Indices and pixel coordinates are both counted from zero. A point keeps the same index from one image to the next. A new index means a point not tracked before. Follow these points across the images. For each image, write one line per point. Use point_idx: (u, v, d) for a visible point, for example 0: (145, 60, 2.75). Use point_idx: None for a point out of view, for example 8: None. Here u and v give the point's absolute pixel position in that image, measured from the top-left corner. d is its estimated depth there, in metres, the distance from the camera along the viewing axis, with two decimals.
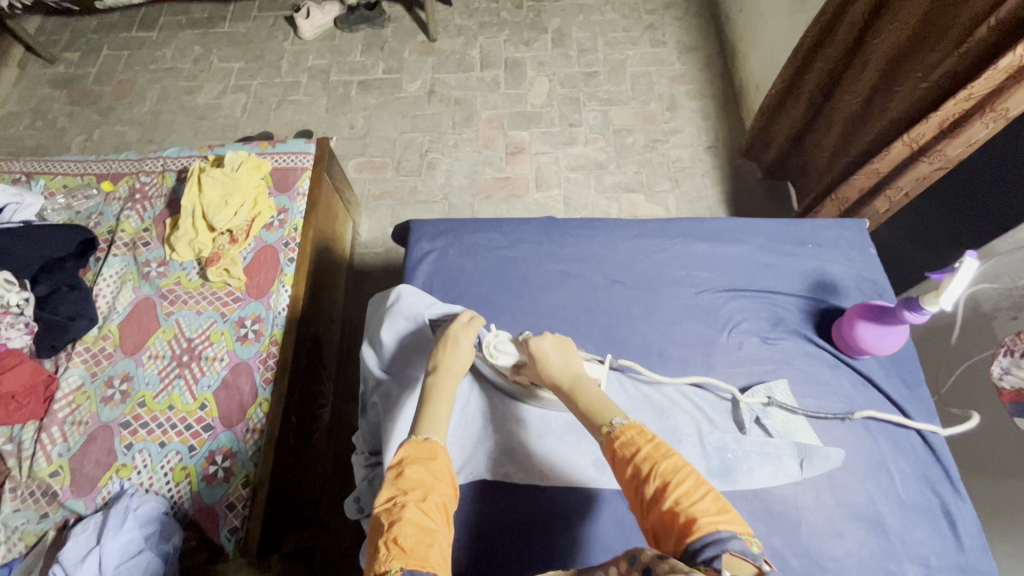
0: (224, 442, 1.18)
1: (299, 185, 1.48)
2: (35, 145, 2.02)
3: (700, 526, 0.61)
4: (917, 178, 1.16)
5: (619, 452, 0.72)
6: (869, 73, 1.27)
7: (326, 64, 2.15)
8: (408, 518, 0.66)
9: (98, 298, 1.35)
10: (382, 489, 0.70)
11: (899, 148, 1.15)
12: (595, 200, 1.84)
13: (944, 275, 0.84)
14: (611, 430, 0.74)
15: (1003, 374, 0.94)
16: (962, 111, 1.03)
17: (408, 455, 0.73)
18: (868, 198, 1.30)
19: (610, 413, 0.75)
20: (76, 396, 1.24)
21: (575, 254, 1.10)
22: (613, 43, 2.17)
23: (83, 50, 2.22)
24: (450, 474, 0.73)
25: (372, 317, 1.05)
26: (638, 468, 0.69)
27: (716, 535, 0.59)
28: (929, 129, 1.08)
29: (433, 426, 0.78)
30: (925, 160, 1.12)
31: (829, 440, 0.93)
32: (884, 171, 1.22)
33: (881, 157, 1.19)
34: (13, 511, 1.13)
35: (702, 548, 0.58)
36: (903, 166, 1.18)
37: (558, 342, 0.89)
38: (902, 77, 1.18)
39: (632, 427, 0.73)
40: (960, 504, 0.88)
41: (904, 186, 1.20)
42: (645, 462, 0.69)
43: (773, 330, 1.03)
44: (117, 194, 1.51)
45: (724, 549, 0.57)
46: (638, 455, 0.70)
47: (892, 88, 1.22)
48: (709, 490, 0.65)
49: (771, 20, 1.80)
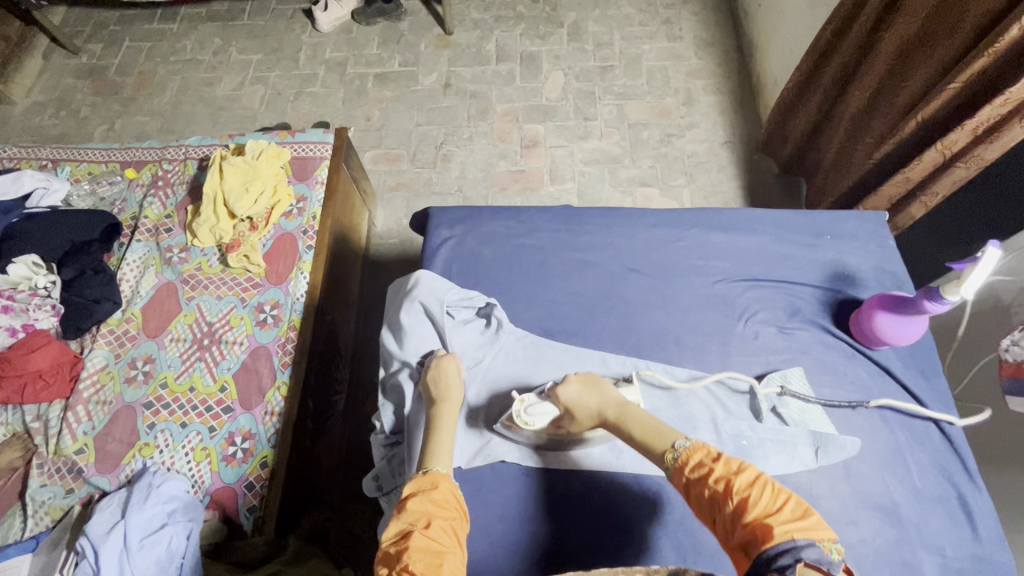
0: (243, 424, 1.20)
1: (319, 174, 1.50)
2: (59, 134, 2.06)
3: (776, 536, 0.61)
4: (953, 183, 1.14)
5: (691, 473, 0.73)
6: (878, 66, 1.26)
7: (343, 57, 2.17)
8: (416, 545, 0.69)
9: (122, 281, 1.38)
10: (389, 524, 0.72)
11: (933, 155, 1.13)
12: (608, 194, 1.84)
13: (965, 264, 0.85)
14: (676, 455, 0.76)
15: (1009, 348, 0.98)
16: (998, 116, 1.01)
17: (412, 491, 0.77)
18: (899, 205, 1.27)
19: (674, 438, 0.77)
20: (100, 376, 1.27)
21: (592, 243, 1.11)
22: (629, 38, 2.16)
23: (105, 41, 2.26)
24: (454, 499, 0.77)
25: (391, 303, 1.07)
26: (712, 486, 0.70)
27: (792, 543, 0.60)
28: (964, 135, 1.06)
29: (438, 459, 0.82)
30: (962, 165, 1.09)
31: (845, 429, 0.93)
32: (916, 179, 1.20)
33: (912, 166, 1.17)
34: (40, 486, 1.17)
35: (777, 556, 0.59)
36: (936, 171, 1.16)
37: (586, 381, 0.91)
38: (914, 71, 1.17)
39: (698, 449, 0.75)
40: (976, 494, 0.88)
41: (939, 192, 1.17)
42: (720, 479, 0.70)
43: (790, 319, 1.03)
44: (141, 181, 1.53)
45: (799, 557, 0.58)
46: (709, 475, 0.71)
47: (904, 85, 1.20)
48: (787, 501, 0.65)
49: (790, 14, 1.79)
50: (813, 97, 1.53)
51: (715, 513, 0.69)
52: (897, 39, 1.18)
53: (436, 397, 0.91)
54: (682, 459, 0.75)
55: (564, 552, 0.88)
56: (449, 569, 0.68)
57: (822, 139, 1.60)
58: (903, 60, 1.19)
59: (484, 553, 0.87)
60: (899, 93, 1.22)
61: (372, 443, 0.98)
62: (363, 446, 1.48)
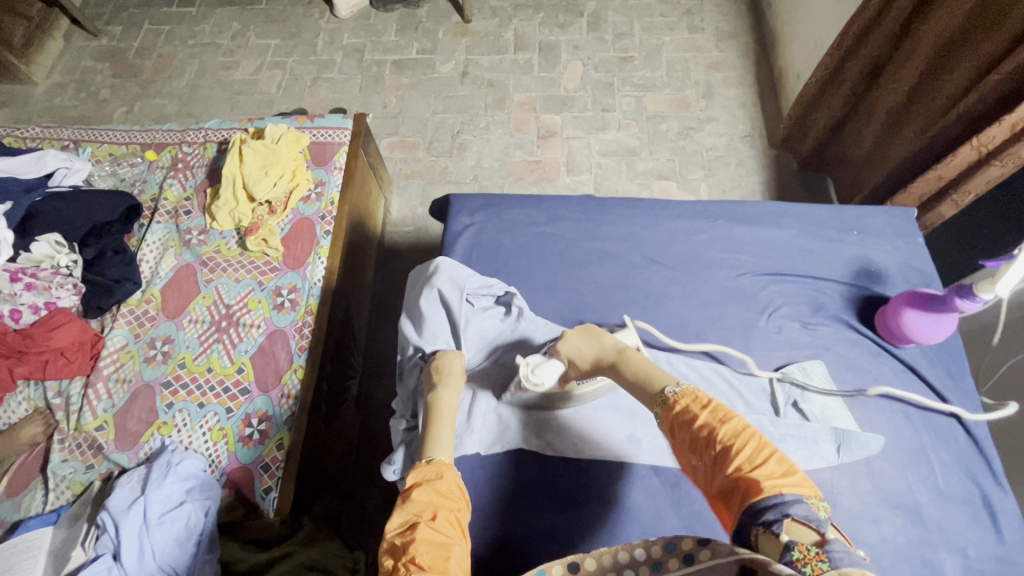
0: (259, 406, 1.21)
1: (337, 159, 1.50)
2: (80, 115, 2.07)
3: (763, 489, 0.60)
4: (987, 181, 1.12)
5: (677, 419, 0.71)
6: (917, 58, 1.23)
7: (360, 43, 2.16)
8: (422, 537, 0.69)
9: (142, 262, 1.39)
10: (394, 514, 0.72)
11: (967, 151, 1.11)
12: (625, 186, 1.83)
13: (1000, 262, 0.84)
14: (667, 399, 0.74)
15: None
16: None
17: (416, 481, 0.77)
18: (930, 203, 1.26)
19: (665, 382, 0.74)
20: (120, 355, 1.28)
21: (614, 233, 1.10)
22: (650, 28, 2.13)
23: (125, 24, 2.26)
24: (458, 489, 0.77)
25: (411, 289, 1.07)
26: (697, 433, 0.68)
27: (779, 499, 0.59)
28: (1001, 132, 1.04)
29: (438, 447, 0.83)
30: (996, 163, 1.08)
31: (868, 426, 0.92)
32: (948, 177, 1.18)
33: (945, 162, 1.16)
34: (61, 461, 1.19)
35: (764, 510, 0.58)
36: (970, 170, 1.14)
37: (581, 333, 0.93)
38: (952, 65, 1.15)
39: (688, 396, 0.72)
40: (1001, 496, 0.87)
41: (972, 190, 1.16)
42: (706, 427, 0.68)
43: (814, 315, 1.02)
44: (161, 163, 1.54)
45: (785, 513, 0.57)
46: (696, 422, 0.69)
47: (942, 79, 1.18)
48: (773, 454, 0.64)
49: (814, 5, 1.75)
50: (838, 91, 1.51)
51: (699, 459, 0.68)
52: (937, 31, 1.16)
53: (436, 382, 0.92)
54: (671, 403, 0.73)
55: (580, 540, 0.88)
56: (455, 561, 0.68)
57: (848, 134, 1.58)
58: (943, 55, 1.17)
59: (500, 536, 0.88)
60: (936, 87, 1.20)
61: (393, 427, 0.99)
62: (376, 431, 1.49)
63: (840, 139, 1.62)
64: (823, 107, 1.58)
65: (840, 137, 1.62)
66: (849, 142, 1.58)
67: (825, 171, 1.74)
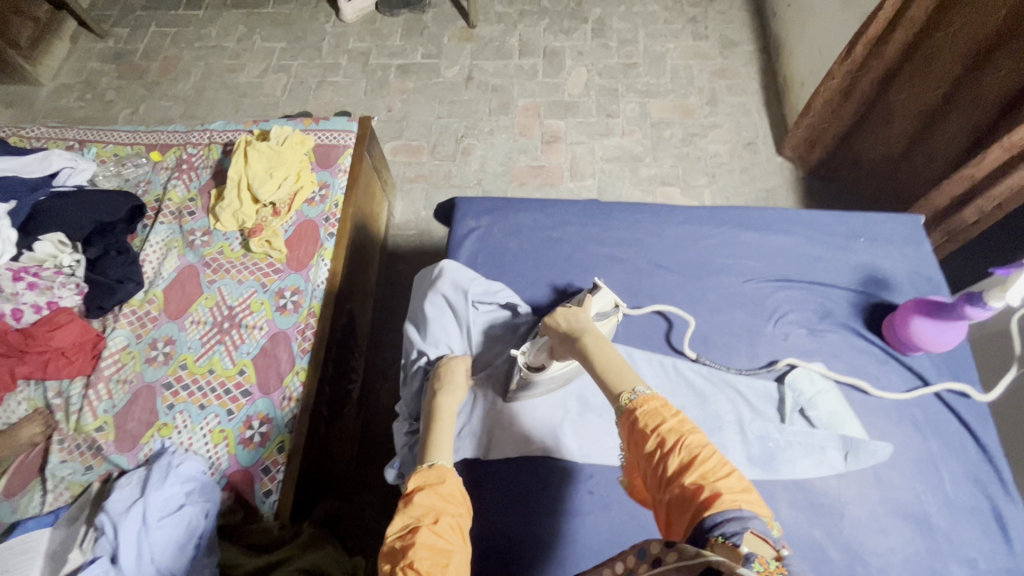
0: (261, 408, 1.20)
1: (341, 162, 1.50)
2: (86, 116, 2.08)
3: (723, 502, 0.57)
4: (1011, 188, 1.13)
5: (640, 420, 0.67)
6: (946, 64, 1.25)
7: (366, 47, 2.17)
8: (423, 541, 0.67)
9: (145, 263, 1.39)
10: (394, 518, 0.71)
11: (997, 152, 1.12)
12: (628, 192, 1.83)
13: (1011, 270, 0.83)
14: (632, 398, 0.70)
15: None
16: None
17: (418, 485, 0.76)
18: (955, 207, 1.27)
19: (632, 381, 0.71)
20: (121, 355, 1.27)
21: (620, 238, 1.10)
22: (654, 35, 2.14)
23: (132, 26, 2.28)
24: (460, 494, 0.76)
25: (416, 292, 1.07)
26: (660, 440, 0.65)
27: (739, 512, 0.55)
28: None
29: (439, 451, 0.82)
30: (1023, 167, 1.08)
31: (876, 435, 0.91)
32: (979, 178, 1.19)
33: (977, 161, 1.16)
34: (60, 462, 1.18)
35: (722, 522, 0.55)
36: (999, 172, 1.15)
37: (565, 314, 0.89)
38: (991, 66, 1.15)
39: (654, 398, 0.70)
40: (1011, 507, 0.86)
41: (999, 196, 1.16)
42: (670, 434, 0.65)
43: (821, 322, 1.01)
44: (165, 163, 1.54)
45: (747, 525, 0.54)
46: (661, 426, 0.66)
47: (980, 80, 1.18)
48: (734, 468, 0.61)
49: (820, 13, 1.75)
50: (850, 99, 1.53)
51: (656, 465, 0.64)
52: (970, 32, 1.17)
53: (438, 387, 0.91)
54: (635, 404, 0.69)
55: (580, 545, 0.87)
56: (454, 569, 0.66)
57: (862, 139, 1.59)
58: (980, 57, 1.17)
59: (504, 539, 0.89)
60: (973, 89, 1.20)
61: (394, 430, 0.97)
62: (376, 435, 1.48)
63: (855, 145, 1.63)
64: (834, 116, 1.60)
65: (854, 143, 1.63)
66: (863, 147, 1.60)
67: (831, 178, 1.76)
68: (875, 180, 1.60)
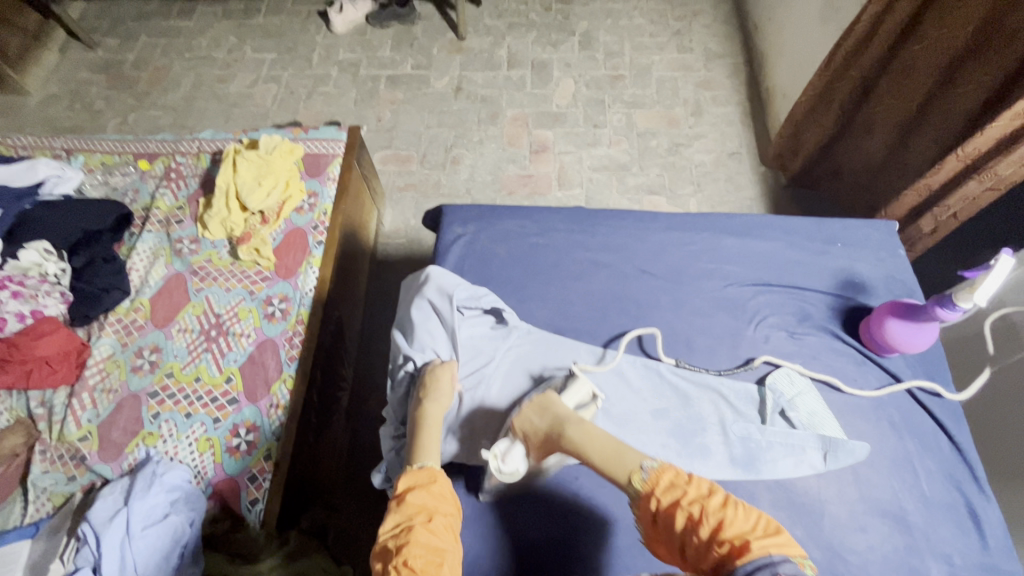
0: (247, 416, 1.20)
1: (330, 171, 1.51)
2: (73, 126, 2.08)
3: (752, 550, 0.62)
4: (965, 199, 1.17)
5: (663, 497, 0.71)
6: (920, 76, 1.29)
7: (356, 59, 2.20)
8: (417, 540, 0.69)
9: (131, 271, 1.38)
10: (387, 516, 0.73)
11: (953, 164, 1.16)
12: (616, 201, 1.85)
13: (978, 273, 0.85)
14: (643, 477, 0.74)
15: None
16: (1013, 128, 1.05)
17: (410, 484, 0.77)
18: (913, 217, 1.31)
19: (640, 458, 0.76)
20: (107, 364, 1.27)
21: (605, 244, 1.12)
22: (640, 48, 2.19)
23: (122, 37, 2.28)
24: (452, 495, 0.78)
25: (403, 298, 1.08)
26: (685, 511, 0.68)
27: (768, 558, 0.60)
28: (982, 144, 1.09)
29: (427, 454, 0.83)
30: (975, 178, 1.13)
31: (854, 435, 0.93)
32: (934, 188, 1.23)
33: (932, 172, 1.20)
34: (42, 472, 1.16)
35: (755, 570, 0.60)
36: (953, 183, 1.19)
37: (534, 405, 0.89)
38: (962, 80, 1.18)
39: (666, 471, 0.74)
40: (986, 504, 0.88)
41: (952, 207, 1.20)
42: (693, 503, 0.69)
43: (800, 325, 1.03)
44: (154, 172, 1.54)
45: (778, 570, 0.59)
46: (681, 495, 0.70)
47: (951, 93, 1.22)
48: (756, 517, 0.66)
49: (800, 27, 1.80)
50: (828, 110, 1.58)
51: (685, 537, 0.67)
52: (943, 46, 1.20)
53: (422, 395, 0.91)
54: (653, 483, 0.73)
55: (566, 545, 0.88)
56: (447, 568, 0.68)
57: (840, 149, 1.64)
58: (952, 70, 1.21)
59: (489, 547, 0.88)
60: (944, 101, 1.24)
61: (381, 434, 0.97)
62: (365, 444, 1.47)
63: (835, 155, 1.67)
64: (813, 126, 1.64)
65: (835, 152, 1.67)
66: (842, 156, 1.64)
67: (813, 187, 1.80)
68: (851, 189, 1.65)
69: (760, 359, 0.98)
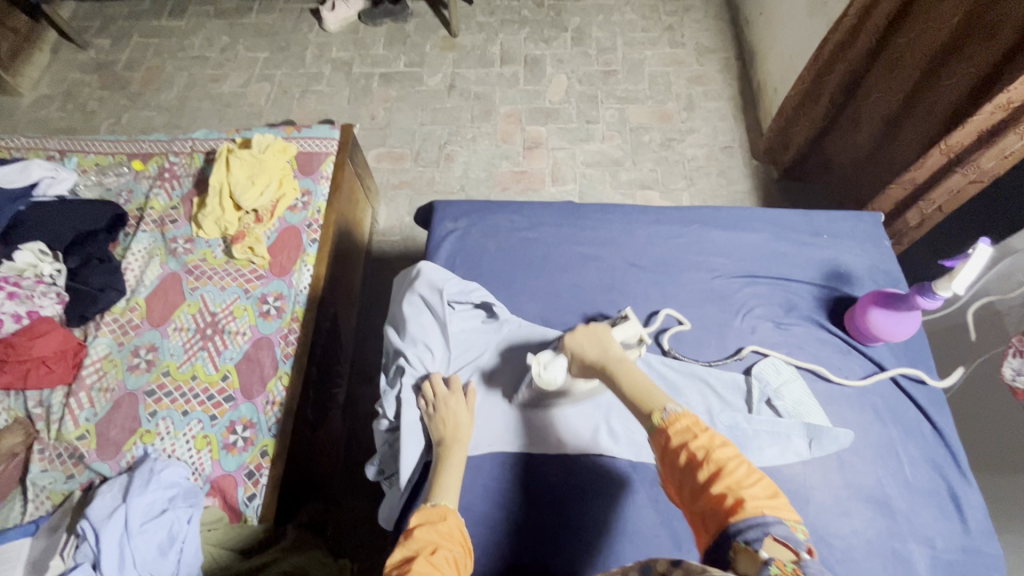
0: (244, 413, 1.21)
1: (323, 169, 1.52)
2: (66, 127, 2.08)
3: (746, 510, 0.61)
4: (949, 191, 1.19)
5: (673, 437, 0.70)
6: (907, 68, 1.30)
7: (349, 57, 2.20)
8: (419, 569, 0.68)
9: (127, 271, 1.39)
10: (394, 550, 0.73)
11: (936, 157, 1.18)
12: (609, 196, 1.87)
13: (957, 262, 0.87)
14: (664, 417, 0.73)
15: (1016, 375, 0.99)
16: (995, 122, 1.06)
17: (419, 521, 0.78)
18: (899, 211, 1.32)
19: (665, 399, 0.73)
20: (103, 363, 1.28)
21: (594, 238, 1.13)
22: (632, 43, 2.19)
23: (114, 37, 2.28)
24: (460, 534, 0.77)
25: (395, 293, 1.09)
26: (690, 454, 0.68)
27: (761, 519, 0.59)
28: (965, 138, 1.11)
29: (442, 491, 0.82)
30: (959, 171, 1.15)
31: (839, 423, 0.95)
32: (920, 181, 1.25)
33: (917, 166, 1.22)
34: (41, 471, 1.17)
35: (745, 528, 0.59)
36: (938, 176, 1.21)
37: (586, 331, 0.92)
38: (946, 73, 1.20)
39: (685, 416, 0.72)
40: (967, 488, 0.90)
41: (937, 200, 1.22)
42: (702, 450, 0.67)
43: (787, 315, 1.05)
44: (147, 172, 1.55)
45: (768, 532, 0.58)
46: (693, 443, 0.68)
47: (936, 86, 1.23)
48: (759, 476, 0.64)
49: (790, 20, 1.81)
50: (817, 103, 1.59)
51: (687, 481, 0.67)
52: (929, 39, 1.21)
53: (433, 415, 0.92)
54: (668, 422, 0.72)
55: (556, 535, 0.89)
56: None
57: (829, 143, 1.65)
58: (937, 64, 1.22)
59: (483, 538, 0.89)
60: (929, 94, 1.26)
61: (375, 429, 0.98)
62: (360, 439, 1.49)
63: (824, 149, 1.68)
64: (803, 119, 1.66)
65: (824, 146, 1.68)
66: (831, 149, 1.65)
67: (804, 180, 1.81)
68: (840, 181, 1.66)
69: (747, 350, 1.00)
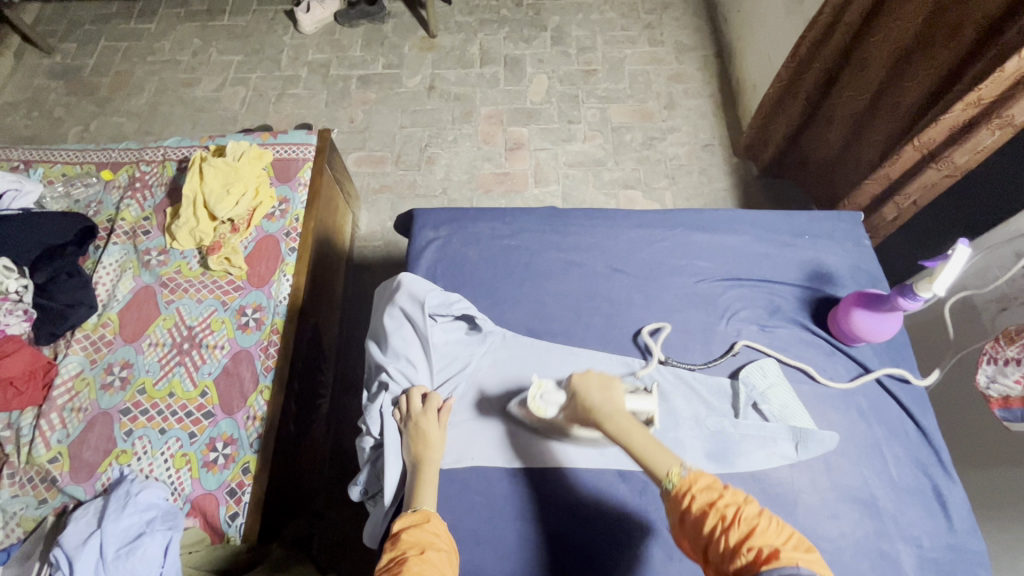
0: (224, 429, 1.18)
1: (300, 176, 1.48)
2: (32, 135, 2.01)
3: (781, 560, 0.59)
4: (924, 186, 1.20)
5: (697, 498, 0.69)
6: (877, 67, 1.30)
7: (326, 59, 2.16)
8: (411, 570, 0.68)
9: (98, 285, 1.34)
10: (382, 555, 0.72)
11: (911, 153, 1.18)
12: (592, 196, 1.86)
13: (937, 262, 0.87)
14: (681, 476, 0.72)
15: (991, 383, 0.99)
16: (968, 118, 1.06)
17: (402, 526, 0.77)
18: (875, 205, 1.34)
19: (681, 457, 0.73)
20: (75, 382, 1.23)
21: (577, 243, 1.12)
22: (612, 42, 2.19)
23: (81, 41, 2.21)
24: (446, 533, 0.77)
25: (376, 306, 1.07)
26: (719, 513, 0.66)
27: (796, 570, 0.58)
28: (938, 134, 1.11)
29: (423, 496, 0.82)
30: (933, 167, 1.15)
31: (824, 424, 0.95)
32: (895, 176, 1.25)
33: (892, 161, 1.22)
34: (11, 497, 1.13)
35: None
36: (913, 171, 1.21)
37: (599, 379, 0.86)
38: (911, 72, 1.20)
39: (704, 477, 0.72)
40: (950, 486, 0.91)
41: (912, 194, 1.23)
42: (729, 505, 0.67)
43: (771, 318, 1.05)
44: (118, 182, 1.50)
45: None
46: (717, 500, 0.68)
47: (902, 84, 1.24)
48: (789, 532, 0.63)
49: (768, 18, 1.81)
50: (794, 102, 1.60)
51: (712, 541, 0.65)
52: (897, 38, 1.21)
53: (414, 432, 0.90)
54: (688, 480, 0.71)
55: (546, 549, 0.88)
56: None
57: (806, 140, 1.67)
58: (904, 61, 1.22)
59: (473, 555, 0.87)
60: (896, 92, 1.26)
61: (358, 446, 0.96)
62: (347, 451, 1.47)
63: (803, 145, 1.69)
64: (782, 117, 1.66)
65: (801, 143, 1.69)
66: (809, 146, 1.67)
67: (785, 177, 1.83)
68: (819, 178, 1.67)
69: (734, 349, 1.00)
